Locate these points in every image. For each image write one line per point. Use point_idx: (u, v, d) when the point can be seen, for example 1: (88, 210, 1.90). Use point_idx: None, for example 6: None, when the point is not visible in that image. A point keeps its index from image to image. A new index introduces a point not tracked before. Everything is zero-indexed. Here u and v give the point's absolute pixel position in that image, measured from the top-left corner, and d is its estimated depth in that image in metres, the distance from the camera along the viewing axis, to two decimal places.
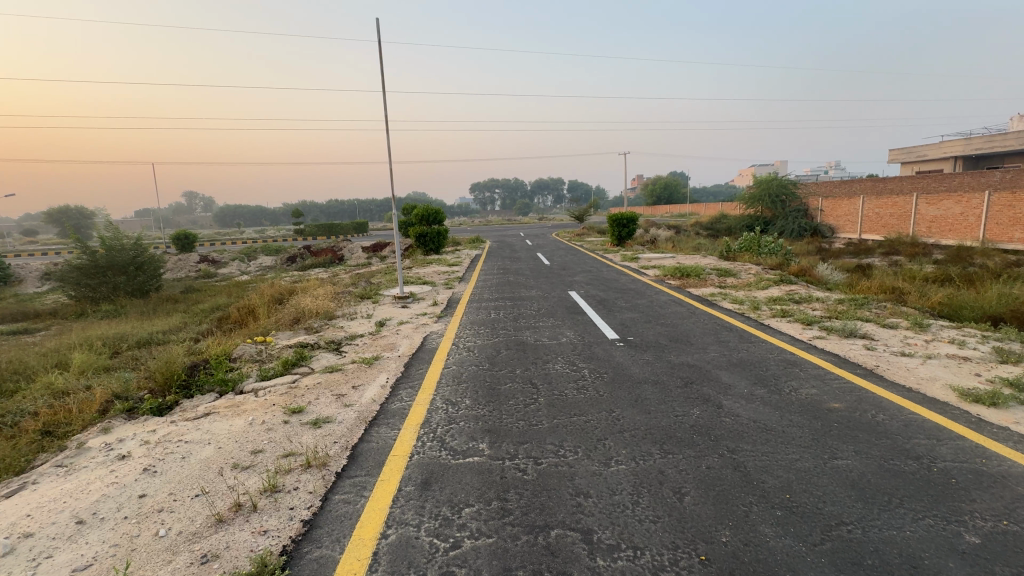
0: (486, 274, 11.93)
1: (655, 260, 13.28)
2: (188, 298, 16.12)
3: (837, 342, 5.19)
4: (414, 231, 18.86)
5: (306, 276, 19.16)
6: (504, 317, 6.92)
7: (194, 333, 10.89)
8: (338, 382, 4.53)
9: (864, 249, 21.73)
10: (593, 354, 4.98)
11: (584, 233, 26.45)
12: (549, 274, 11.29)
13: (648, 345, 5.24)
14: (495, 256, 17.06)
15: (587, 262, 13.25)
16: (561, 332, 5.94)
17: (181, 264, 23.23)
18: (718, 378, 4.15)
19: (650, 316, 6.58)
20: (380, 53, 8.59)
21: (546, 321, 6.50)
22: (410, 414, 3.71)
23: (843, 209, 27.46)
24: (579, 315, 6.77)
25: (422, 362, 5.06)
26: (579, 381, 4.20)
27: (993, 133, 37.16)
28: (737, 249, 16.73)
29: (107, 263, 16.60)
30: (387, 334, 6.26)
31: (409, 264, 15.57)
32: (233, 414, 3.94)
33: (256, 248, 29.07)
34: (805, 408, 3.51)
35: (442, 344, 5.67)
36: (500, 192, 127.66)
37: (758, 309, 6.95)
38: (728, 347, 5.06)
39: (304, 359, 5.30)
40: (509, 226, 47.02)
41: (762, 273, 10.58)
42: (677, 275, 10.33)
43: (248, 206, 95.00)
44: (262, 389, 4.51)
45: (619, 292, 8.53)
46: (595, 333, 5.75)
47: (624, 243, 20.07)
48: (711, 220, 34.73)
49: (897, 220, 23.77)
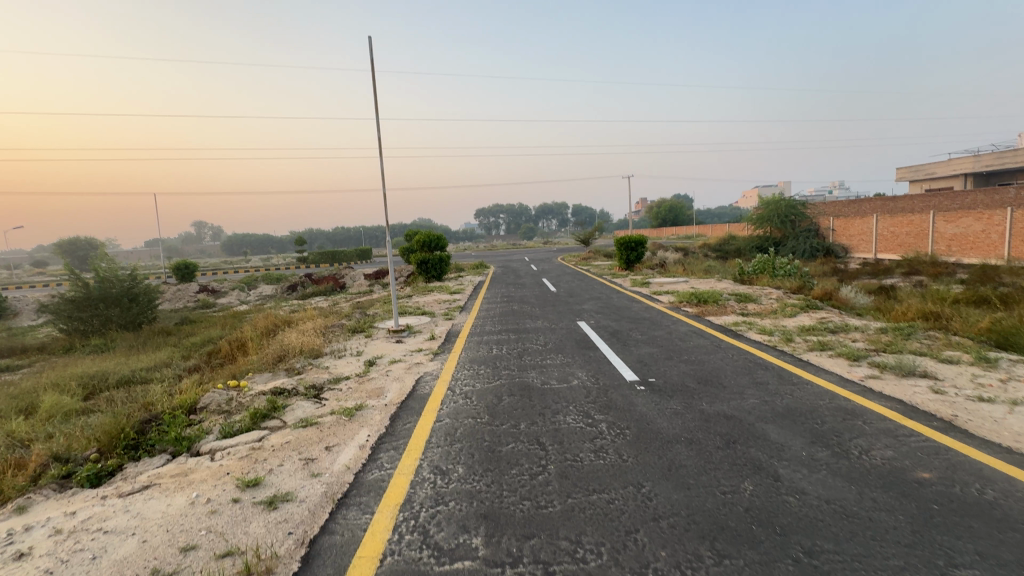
0: (490, 303, 11.31)
1: (667, 285, 12.56)
2: (181, 330, 15.54)
3: (895, 384, 4.44)
4: (415, 258, 18.33)
5: (305, 305, 18.62)
6: (507, 354, 6.22)
7: (179, 370, 10.23)
8: (310, 442, 3.83)
9: (883, 269, 20.91)
10: (611, 401, 4.25)
11: (590, 257, 25.81)
12: (556, 302, 10.63)
13: (673, 389, 4.50)
14: (499, 282, 16.43)
15: (596, 288, 12.62)
16: (571, 372, 5.21)
17: (180, 295, 22.79)
18: (764, 435, 3.41)
19: (671, 351, 5.86)
20: (372, 73, 8.15)
21: (553, 359, 5.79)
22: (388, 490, 2.99)
23: (856, 227, 26.81)
24: (591, 351, 6.05)
25: (410, 413, 4.35)
26: (597, 440, 3.46)
27: (1003, 150, 36.72)
28: (752, 271, 16.04)
29: (100, 296, 16.14)
30: (375, 376, 5.58)
31: (410, 292, 14.99)
32: (178, 488, 3.24)
33: (258, 276, 28.67)
34: (888, 481, 2.76)
35: (436, 389, 4.97)
36: (505, 217, 128.36)
37: (791, 341, 6.20)
38: (769, 392, 4.32)
39: (277, 410, 4.61)
40: (514, 251, 46.74)
41: (785, 299, 9.87)
42: (693, 301, 9.64)
43: (255, 235, 95.86)
44: (220, 451, 3.80)
45: (633, 322, 7.82)
46: (611, 374, 5.02)
47: (632, 267, 19.42)
48: (720, 242, 34.03)
49: (914, 239, 23.03)
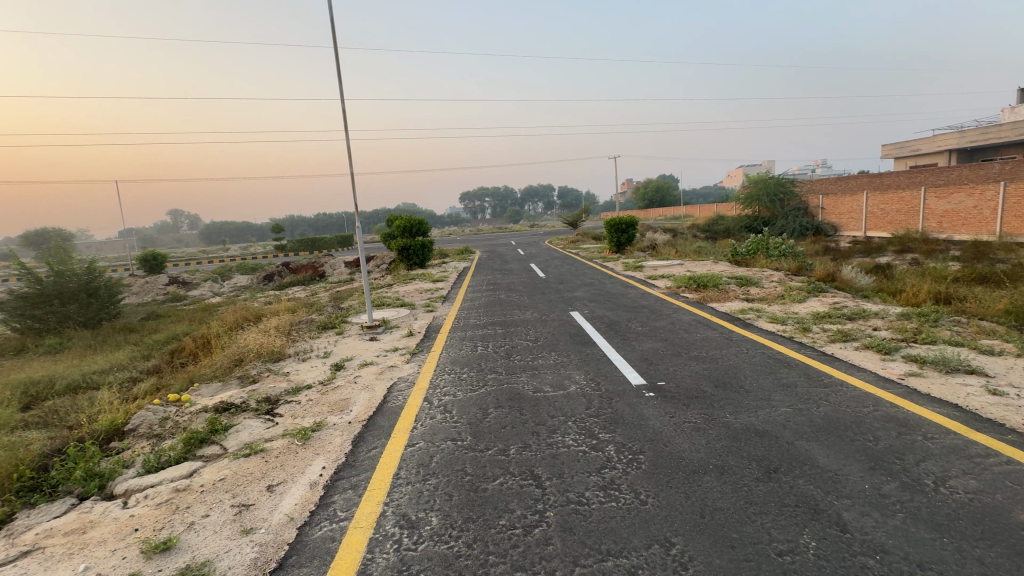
0: (474, 291, 10.56)
1: (662, 268, 11.92)
2: (145, 327, 14.52)
3: (942, 383, 3.84)
4: (395, 244, 17.39)
5: (280, 296, 17.63)
6: (493, 353, 5.51)
7: (135, 373, 9.35)
8: (250, 479, 3.09)
9: (874, 247, 20.60)
10: (617, 413, 3.57)
11: (578, 239, 25.09)
12: (545, 289, 9.93)
13: (688, 396, 3.84)
14: (484, 268, 15.63)
15: (587, 273, 11.96)
16: (567, 375, 4.52)
17: (147, 288, 21.54)
18: (810, 460, 2.76)
19: (678, 346, 5.21)
20: (332, 37, 7.20)
21: (546, 358, 5.11)
22: (338, 557, 2.26)
23: (845, 205, 26.45)
24: (588, 347, 5.37)
25: (376, 435, 3.61)
26: (606, 472, 2.79)
27: (987, 126, 36.62)
28: (746, 252, 15.49)
29: (55, 292, 14.99)
30: (341, 384, 4.84)
31: (390, 281, 14.14)
32: (64, 556, 2.47)
33: (231, 266, 27.43)
34: (988, 530, 2.12)
35: (411, 400, 4.24)
36: (491, 201, 126.56)
37: (809, 331, 5.58)
38: (799, 398, 3.69)
39: (218, 433, 3.86)
40: (500, 235, 45.77)
41: (787, 281, 9.31)
42: (692, 286, 9.02)
43: (233, 223, 93.00)
44: (136, 495, 3.05)
45: (630, 311, 7.14)
46: (613, 378, 4.34)
47: (622, 249, 18.78)
48: (708, 222, 33.53)
49: (904, 216, 22.72)
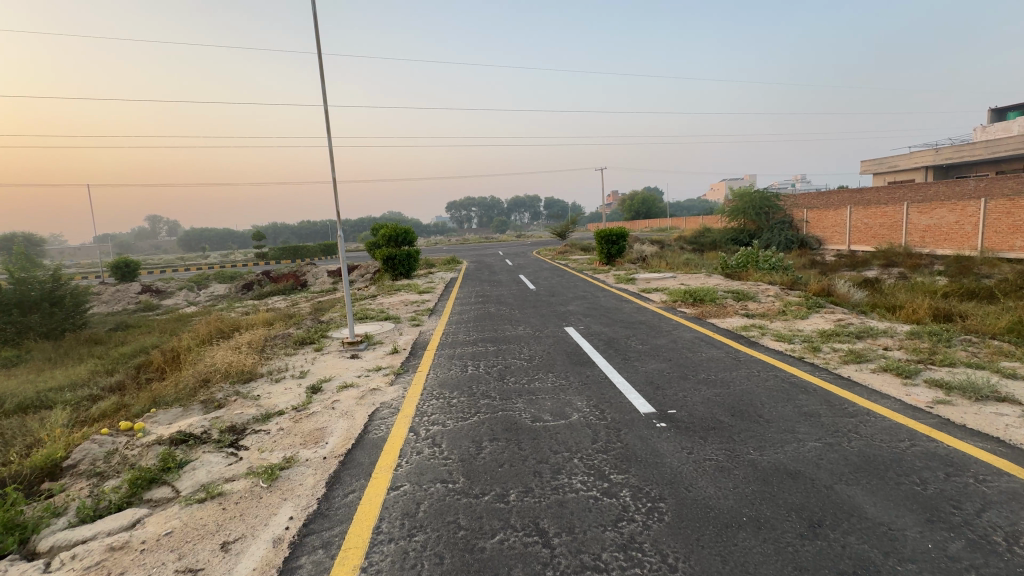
0: (463, 304, 10.15)
1: (655, 281, 11.67)
2: (112, 338, 13.71)
3: (975, 412, 3.54)
4: (380, 254, 16.90)
5: (259, 306, 16.93)
6: (485, 374, 5.08)
7: (95, 390, 8.65)
8: (202, 534, 2.61)
9: (860, 261, 20.74)
10: (628, 449, 3.18)
11: (567, 250, 24.91)
12: (537, 302, 9.55)
13: (703, 427, 3.47)
14: (472, 279, 15.21)
15: (579, 286, 11.64)
16: (567, 402, 4.11)
17: (118, 297, 20.58)
18: (858, 512, 2.39)
19: (684, 368, 4.85)
20: (316, 36, 6.79)
21: (543, 381, 4.71)
22: None
23: (829, 219, 26.77)
24: (587, 369, 4.98)
25: (355, 474, 3.15)
26: (624, 525, 2.38)
27: (962, 144, 37.71)
28: (737, 265, 15.37)
29: (16, 300, 14.13)
30: (316, 410, 4.35)
31: (374, 292, 13.63)
32: None
33: (209, 274, 26.49)
34: None
35: (395, 431, 3.79)
36: (477, 211, 126.34)
37: (819, 351, 5.29)
38: (827, 430, 3.34)
39: (172, 470, 3.36)
40: (487, 246, 45.40)
41: (784, 296, 9.11)
42: (688, 300, 8.75)
43: (214, 230, 90.97)
44: (63, 553, 2.54)
45: (628, 328, 6.79)
46: (619, 405, 3.96)
47: (612, 261, 18.55)
48: (695, 234, 33.67)
49: (888, 230, 23.01)
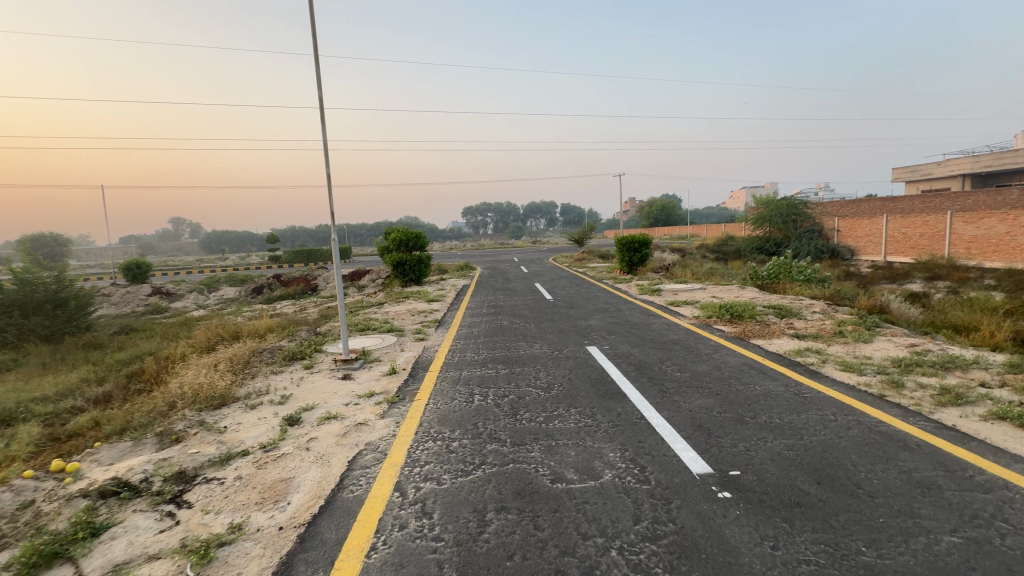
0: (474, 315, 9.35)
1: (683, 293, 10.72)
2: (113, 343, 13.24)
3: None
4: (390, 259, 16.23)
5: (265, 311, 16.37)
6: (493, 408, 4.22)
7: (76, 402, 8.04)
8: None
9: (900, 274, 19.38)
10: (686, 538, 2.29)
11: (585, 258, 24.00)
12: (554, 315, 8.69)
13: (782, 501, 2.58)
14: (484, 287, 14.42)
15: (600, 297, 10.77)
16: (596, 452, 3.25)
17: (128, 299, 20.31)
18: None
19: (737, 408, 3.93)
20: (310, 15, 6.08)
21: (565, 420, 3.84)
22: None
23: (863, 228, 25.36)
24: (618, 405, 4.10)
25: (311, 561, 2.32)
26: None
27: (1003, 151, 35.73)
28: (769, 276, 14.28)
29: (18, 301, 13.79)
30: (286, 452, 3.55)
31: (382, 299, 12.94)
32: None
33: (221, 277, 26.20)
34: None
35: (377, 489, 2.96)
36: (493, 217, 125.92)
37: (903, 387, 4.32)
38: (961, 515, 2.41)
39: (85, 540, 2.58)
40: (502, 252, 44.48)
41: (833, 313, 8.11)
42: (724, 316, 7.80)
43: (233, 232, 91.98)
44: None
45: (660, 349, 5.89)
46: (662, 460, 3.08)
47: (633, 269, 17.56)
48: (718, 242, 32.41)
49: (929, 241, 21.58)
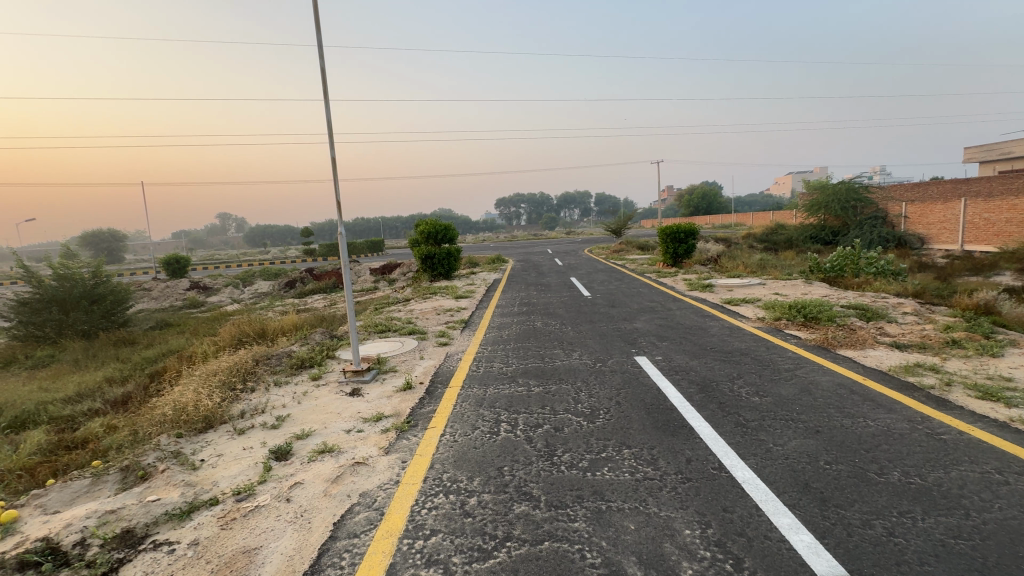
0: (505, 314, 8.49)
1: (740, 289, 9.50)
2: (146, 339, 13.19)
3: None
4: (419, 252, 15.57)
5: (294, 306, 16.11)
6: (523, 444, 3.35)
7: (94, 403, 7.72)
8: None
9: (984, 265, 17.19)
10: None
11: (623, 249, 22.71)
12: (594, 316, 7.70)
13: None
14: (516, 282, 13.54)
15: (644, 293, 9.72)
16: (666, 530, 2.32)
17: (168, 293, 20.62)
18: None
19: (855, 457, 2.89)
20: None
21: (618, 471, 2.90)
22: None
23: (936, 213, 22.91)
24: (687, 446, 3.14)
25: None
26: None
27: None
28: (833, 268, 12.73)
29: (57, 296, 13.89)
30: (259, 506, 2.78)
31: (410, 295, 12.29)
32: None
33: (256, 270, 26.45)
34: None
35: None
36: (527, 208, 124.75)
37: None
38: None
39: None
40: (536, 243, 43.42)
41: (931, 316, 6.78)
42: (798, 319, 6.61)
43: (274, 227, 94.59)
44: None
45: (727, 363, 4.84)
46: (766, 549, 2.13)
47: (677, 261, 16.25)
48: (767, 230, 30.25)
49: (1017, 227, 19.13)
